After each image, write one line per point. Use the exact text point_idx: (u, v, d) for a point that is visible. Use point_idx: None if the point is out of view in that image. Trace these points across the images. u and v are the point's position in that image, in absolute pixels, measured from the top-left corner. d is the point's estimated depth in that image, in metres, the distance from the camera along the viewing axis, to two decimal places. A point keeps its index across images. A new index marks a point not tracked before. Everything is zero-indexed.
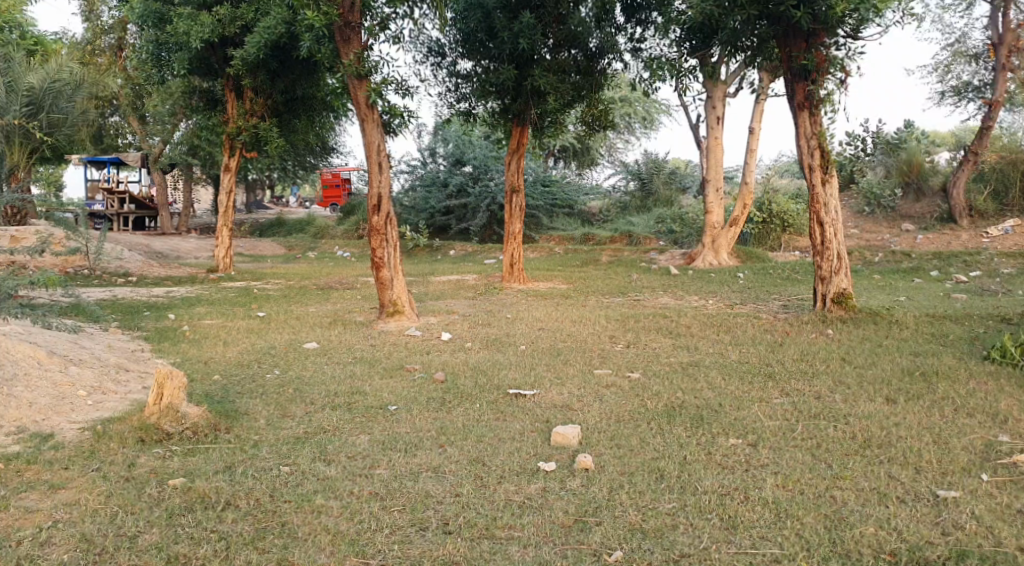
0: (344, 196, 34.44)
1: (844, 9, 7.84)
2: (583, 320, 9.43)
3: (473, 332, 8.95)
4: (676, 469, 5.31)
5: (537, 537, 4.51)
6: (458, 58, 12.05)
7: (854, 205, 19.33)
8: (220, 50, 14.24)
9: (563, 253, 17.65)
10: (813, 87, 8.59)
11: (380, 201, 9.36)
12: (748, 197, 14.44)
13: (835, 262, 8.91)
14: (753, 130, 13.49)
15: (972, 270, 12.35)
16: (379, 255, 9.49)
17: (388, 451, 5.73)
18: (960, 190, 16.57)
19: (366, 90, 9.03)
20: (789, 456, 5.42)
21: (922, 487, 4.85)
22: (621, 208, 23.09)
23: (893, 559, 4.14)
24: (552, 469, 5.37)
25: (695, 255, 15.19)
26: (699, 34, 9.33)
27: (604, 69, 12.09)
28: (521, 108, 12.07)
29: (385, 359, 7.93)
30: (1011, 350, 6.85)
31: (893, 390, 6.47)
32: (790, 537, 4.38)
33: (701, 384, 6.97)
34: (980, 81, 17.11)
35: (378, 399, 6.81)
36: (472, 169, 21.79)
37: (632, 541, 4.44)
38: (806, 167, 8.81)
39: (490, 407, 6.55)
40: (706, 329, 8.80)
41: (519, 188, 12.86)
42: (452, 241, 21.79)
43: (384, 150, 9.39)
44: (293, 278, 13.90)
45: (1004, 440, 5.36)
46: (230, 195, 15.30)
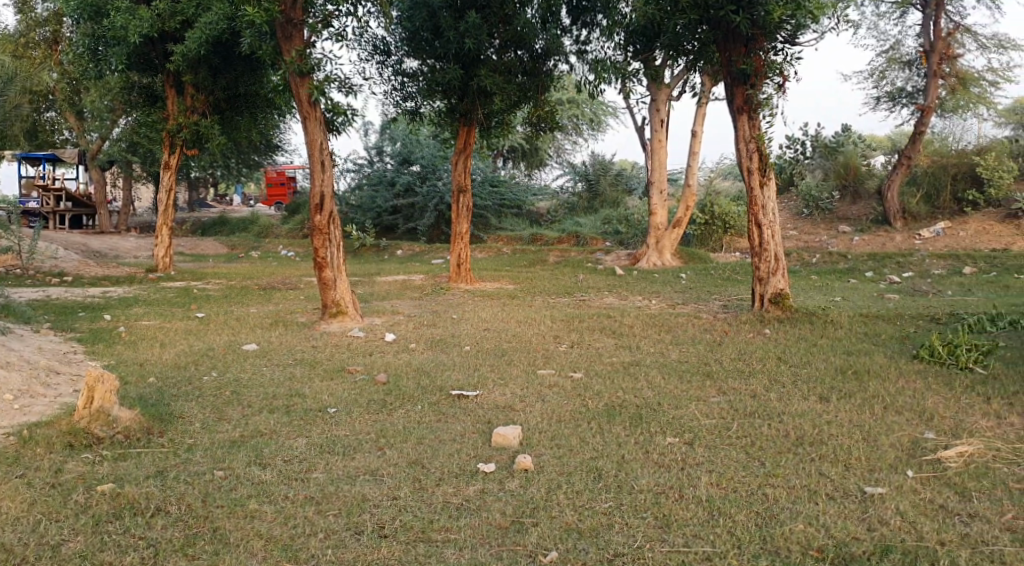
0: (289, 195, 34.04)
1: (781, 14, 8.01)
2: (528, 320, 9.46)
3: (417, 333, 8.91)
4: (613, 469, 5.35)
5: (473, 539, 4.50)
6: (404, 57, 11.92)
7: (794, 207, 19.75)
8: (160, 45, 13.92)
9: (511, 253, 17.69)
10: (751, 91, 8.69)
11: (322, 200, 9.25)
12: (691, 199, 14.65)
13: (773, 263, 9.08)
14: (697, 132, 13.67)
15: (905, 270, 12.74)
16: (322, 254, 9.38)
17: (325, 454, 5.67)
18: (894, 193, 17.05)
19: (308, 87, 8.90)
20: (724, 454, 5.51)
21: (850, 484, 4.96)
22: (568, 208, 23.21)
23: (820, 556, 4.22)
24: (490, 470, 5.36)
25: (640, 255, 15.35)
26: (642, 37, 9.44)
27: (550, 70, 12.10)
28: (467, 108, 12.06)
29: (327, 360, 7.83)
30: (939, 350, 7.07)
31: (825, 389, 6.62)
32: (722, 536, 4.44)
33: (642, 383, 7.04)
34: (913, 87, 17.63)
35: (316, 401, 6.72)
36: (420, 169, 21.71)
37: (567, 541, 4.46)
38: (746, 170, 8.95)
39: (432, 409, 6.51)
40: (647, 329, 8.89)
41: (466, 188, 12.85)
42: (400, 241, 21.62)
43: (327, 148, 9.27)
44: (235, 278, 13.66)
45: (929, 437, 5.52)
46: (171, 193, 14.97)
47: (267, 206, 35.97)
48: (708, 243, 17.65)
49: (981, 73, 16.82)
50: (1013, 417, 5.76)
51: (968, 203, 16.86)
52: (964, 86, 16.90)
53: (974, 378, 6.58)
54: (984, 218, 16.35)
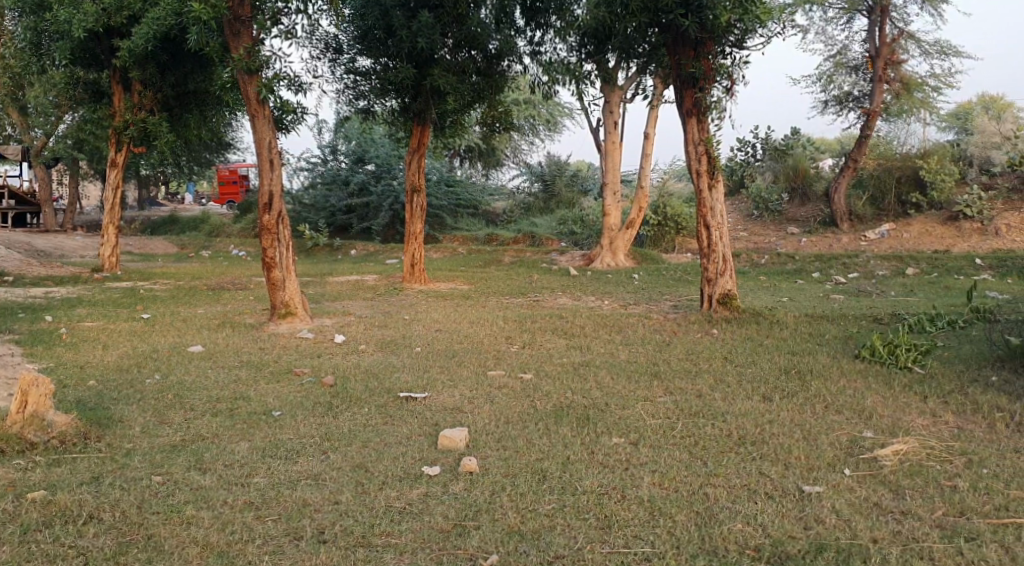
0: (241, 193, 33.65)
1: (728, 18, 8.08)
2: (480, 321, 9.44)
3: (368, 334, 8.84)
4: (558, 470, 5.36)
5: (414, 543, 4.46)
6: (356, 55, 11.76)
7: (744, 209, 20.02)
8: (106, 40, 13.64)
9: (466, 253, 17.67)
10: (700, 95, 8.78)
11: (270, 199, 9.14)
12: (644, 200, 14.75)
13: (721, 264, 9.18)
14: (649, 134, 13.76)
15: (851, 271, 12.99)
16: (271, 254, 9.27)
17: (268, 458, 5.59)
18: (841, 195, 17.41)
19: (256, 85, 8.77)
20: (668, 454, 5.56)
21: (789, 483, 5.04)
22: (524, 209, 23.27)
23: (756, 555, 4.27)
24: (435, 473, 5.32)
25: (594, 255, 15.44)
26: (594, 39, 9.47)
27: (504, 70, 12.08)
28: (421, 108, 12.01)
29: (273, 362, 7.74)
30: (880, 350, 7.21)
31: (769, 389, 6.71)
32: (662, 536, 4.48)
33: (590, 384, 7.07)
34: (859, 92, 17.96)
35: (261, 404, 6.62)
36: (375, 168, 21.61)
37: (508, 544, 4.45)
38: (694, 172, 9.04)
39: (378, 412, 6.45)
40: (598, 329, 8.93)
41: (420, 187, 12.79)
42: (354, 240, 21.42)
43: (276, 146, 9.15)
44: (184, 278, 13.40)
45: (867, 436, 5.63)
46: (117, 191, 14.67)
47: (218, 205, 35.35)
48: (661, 244, 17.81)
49: (924, 78, 17.24)
50: (947, 415, 5.90)
51: (913, 205, 17.25)
52: (908, 92, 17.32)
53: (912, 378, 6.72)
54: (927, 220, 16.74)
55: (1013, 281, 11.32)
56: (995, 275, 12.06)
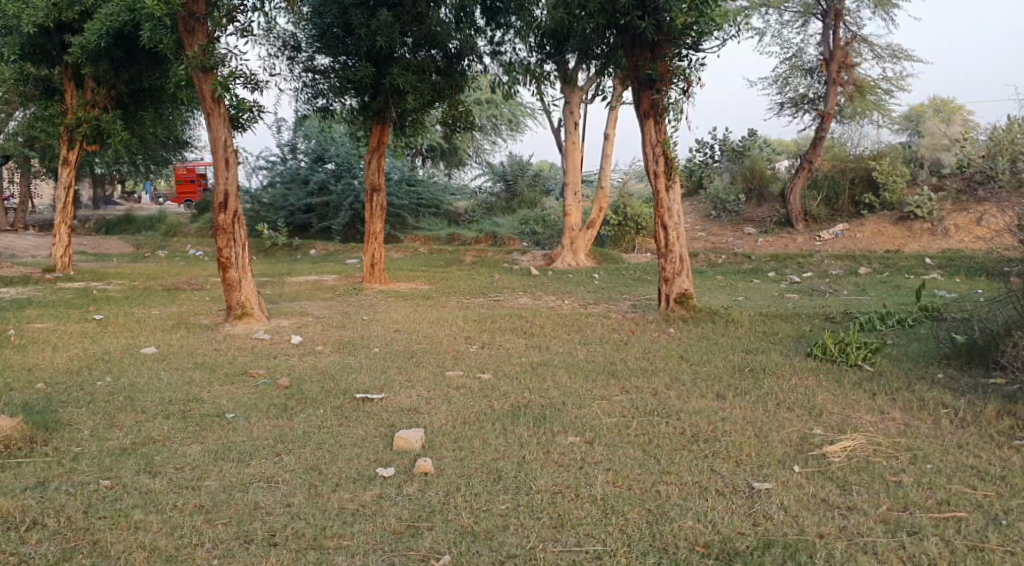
0: (199, 191, 33.25)
1: (684, 20, 8.16)
2: (440, 322, 9.41)
3: (325, 335, 8.77)
4: (513, 470, 5.37)
5: (367, 545, 4.44)
6: (315, 53, 11.63)
7: (703, 209, 20.23)
8: (57, 36, 13.37)
9: (428, 253, 17.60)
10: (657, 96, 8.85)
11: (226, 198, 9.02)
12: (604, 201, 14.83)
13: (678, 264, 9.28)
14: (609, 135, 13.82)
15: (805, 270, 13.20)
16: (226, 254, 9.15)
17: (220, 461, 5.52)
18: (796, 196, 17.75)
19: (211, 83, 8.65)
20: (622, 452, 5.61)
21: (740, 480, 5.11)
22: (486, 208, 23.24)
23: (706, 551, 4.32)
24: (389, 474, 5.30)
25: (555, 256, 15.46)
26: (553, 39, 9.49)
27: (464, 70, 12.07)
28: (380, 107, 11.96)
29: (228, 364, 7.64)
30: (831, 347, 7.34)
31: (723, 386, 6.81)
32: (614, 534, 4.51)
33: (548, 384, 7.09)
34: (814, 94, 18.26)
35: (215, 406, 6.55)
36: (334, 167, 21.44)
37: (461, 545, 4.44)
38: (652, 173, 9.12)
39: (333, 414, 6.38)
40: (558, 329, 8.96)
41: (380, 187, 12.73)
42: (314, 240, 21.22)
43: (231, 145, 9.03)
44: (140, 278, 13.19)
45: (817, 433, 5.72)
46: (70, 189, 14.39)
47: (178, 203, 34.76)
48: (622, 244, 17.92)
49: (876, 81, 17.57)
50: (894, 412, 6.02)
51: (865, 206, 17.61)
52: (862, 94, 17.64)
53: (862, 375, 6.85)
54: (880, 220, 17.07)
55: (961, 281, 11.60)
56: (943, 275, 12.34)
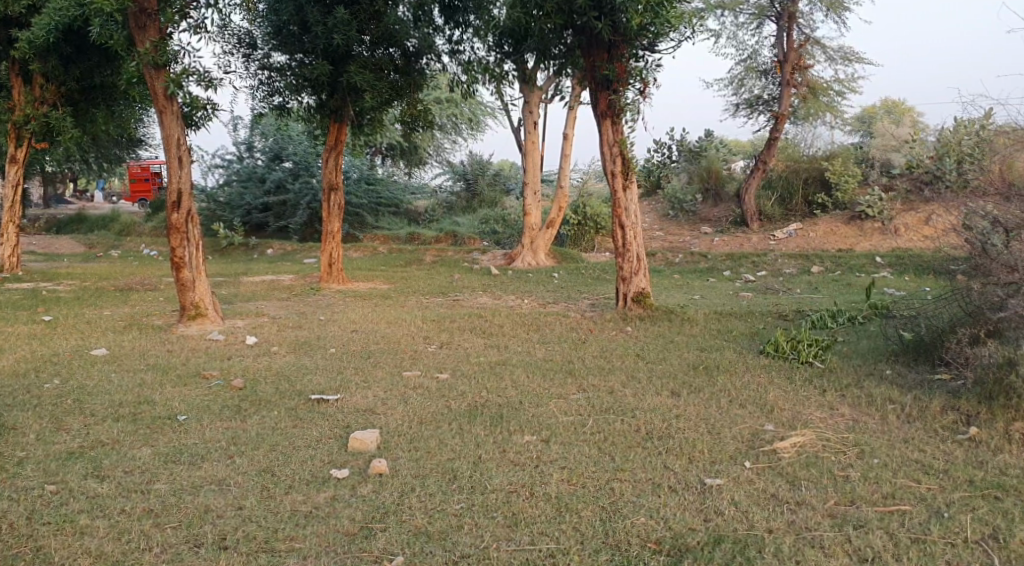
0: (154, 190, 32.72)
1: (640, 21, 8.23)
2: (398, 322, 9.36)
3: (281, 335, 8.67)
4: (469, 470, 5.37)
5: (319, 547, 4.41)
6: (271, 50, 11.48)
7: (661, 209, 20.42)
8: (3, 30, 13.13)
9: (387, 253, 17.48)
10: (614, 96, 8.92)
11: (179, 197, 8.87)
12: (564, 200, 14.88)
13: (635, 263, 9.37)
14: (568, 135, 13.87)
15: (760, 269, 13.40)
16: (179, 253, 9.01)
17: (171, 463, 5.43)
18: (751, 196, 18.01)
19: (164, 80, 8.49)
20: (577, 450, 5.65)
21: (692, 476, 5.18)
22: (447, 208, 23.17)
23: (657, 547, 4.37)
24: (343, 476, 5.26)
25: (515, 255, 15.47)
26: (511, 39, 9.51)
27: (422, 69, 12.02)
28: (338, 105, 11.87)
29: (181, 365, 7.52)
30: (782, 345, 7.46)
31: (678, 384, 6.89)
32: (567, 532, 4.53)
33: (505, 383, 7.09)
34: (769, 96, 18.54)
35: (166, 408, 6.45)
36: (292, 165, 21.20)
37: (414, 545, 4.43)
38: (609, 173, 9.18)
39: (287, 415, 6.32)
40: (516, 329, 8.97)
41: (337, 185, 12.62)
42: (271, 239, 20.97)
43: (185, 143, 8.87)
44: (91, 279, 12.92)
45: (768, 429, 5.82)
46: (17, 188, 14.05)
47: (131, 202, 34.12)
48: (582, 243, 18.01)
49: (828, 82, 17.86)
50: (844, 408, 6.14)
51: (819, 206, 17.96)
52: (815, 96, 17.92)
53: (812, 372, 6.98)
54: (832, 219, 17.40)
55: (910, 279, 11.86)
56: (893, 273, 12.62)
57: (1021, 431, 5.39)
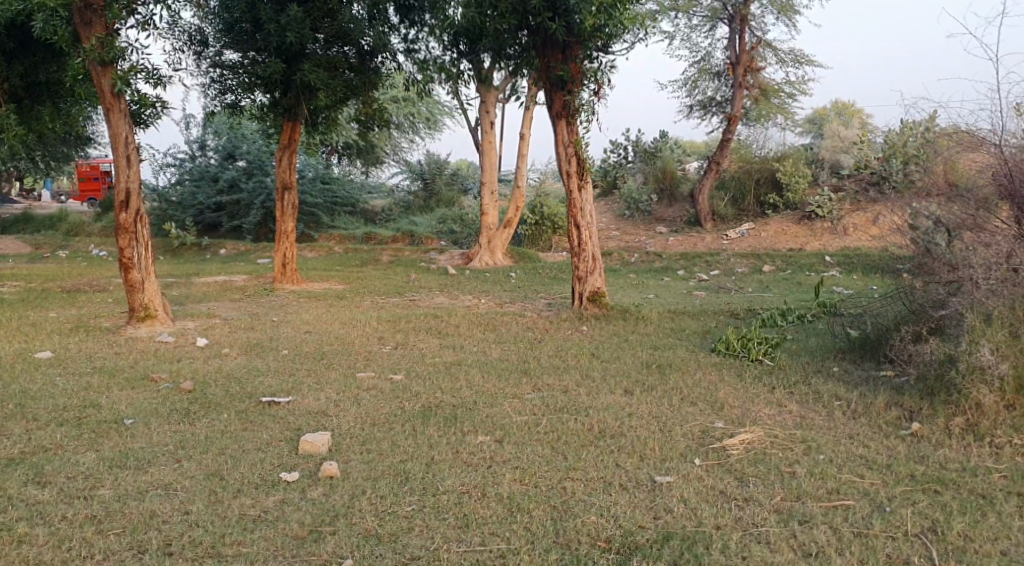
0: (103, 190, 32.06)
1: (594, 22, 8.29)
2: (353, 322, 9.29)
3: (233, 337, 8.55)
4: (421, 471, 5.35)
5: (267, 551, 4.36)
6: (223, 48, 11.32)
7: (617, 208, 20.57)
8: None
9: (343, 253, 17.32)
10: (569, 97, 8.97)
11: (128, 197, 8.70)
12: (521, 200, 14.91)
13: (591, 263, 9.43)
14: (525, 135, 13.90)
15: (713, 269, 13.59)
16: (128, 254, 8.83)
17: (116, 468, 5.32)
18: (704, 196, 18.27)
19: (110, 77, 8.31)
20: (530, 450, 5.66)
21: (643, 474, 5.23)
22: (404, 207, 23.08)
23: (607, 546, 4.40)
24: (293, 479, 5.21)
25: (472, 255, 15.45)
26: (467, 39, 9.51)
27: (377, 68, 11.93)
28: (291, 103, 11.74)
29: (129, 368, 7.37)
30: (733, 343, 7.58)
31: (631, 382, 6.95)
32: (518, 532, 4.54)
33: (460, 383, 7.09)
34: (722, 97, 18.82)
35: (113, 412, 6.31)
36: (246, 164, 20.91)
37: (364, 548, 4.40)
38: (565, 173, 9.23)
39: (237, 418, 6.23)
40: (473, 329, 8.95)
41: (291, 185, 12.49)
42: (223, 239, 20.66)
43: (133, 141, 8.68)
44: (37, 280, 12.61)
45: (718, 426, 5.90)
46: None
47: (79, 202, 33.40)
48: (539, 243, 18.07)
49: (779, 84, 18.11)
50: (792, 405, 6.25)
51: (770, 206, 18.29)
52: (766, 97, 18.14)
53: (762, 370, 7.09)
54: (783, 219, 17.75)
55: (858, 278, 12.12)
56: (842, 272, 12.87)
57: (961, 426, 5.53)
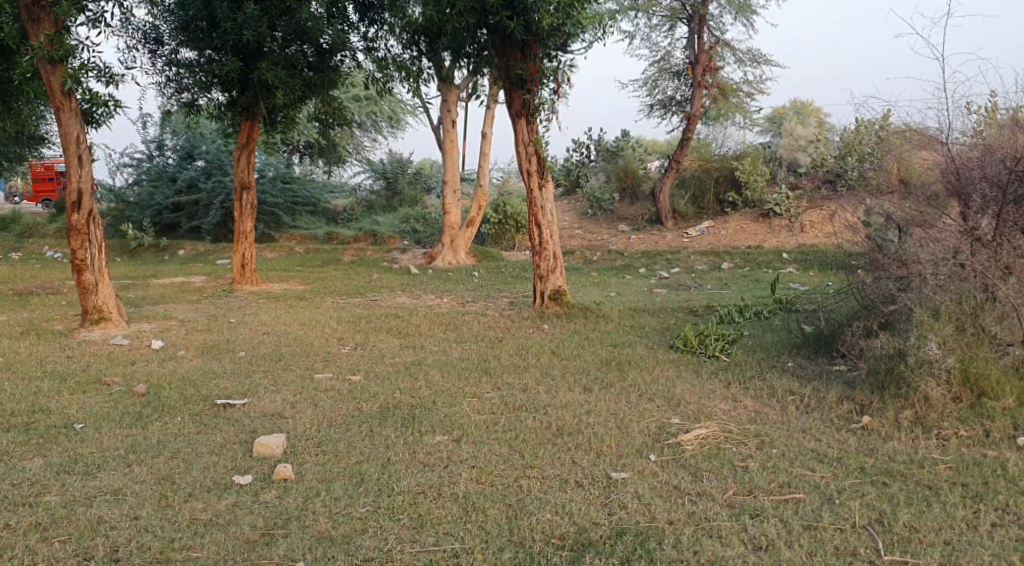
0: (58, 190, 31.43)
1: (551, 21, 8.32)
2: (312, 323, 9.21)
3: (189, 339, 8.44)
4: (376, 472, 5.32)
5: (216, 556, 4.30)
6: (179, 46, 11.17)
7: (580, 207, 20.63)
8: None
9: (304, 253, 17.18)
10: (528, 96, 9.00)
11: (80, 197, 8.54)
12: (483, 199, 14.91)
13: (552, 262, 9.47)
14: (486, 134, 13.89)
15: (673, 266, 13.71)
16: (80, 256, 8.67)
17: (64, 474, 5.22)
18: (665, 195, 18.42)
19: (60, 75, 8.13)
20: (488, 449, 5.65)
21: (599, 470, 5.25)
22: (366, 207, 22.98)
23: (561, 543, 4.42)
24: (246, 482, 5.15)
25: (434, 255, 15.40)
26: (426, 37, 9.48)
27: (336, 66, 11.84)
28: (249, 102, 11.62)
29: (80, 372, 7.23)
30: (691, 340, 7.65)
31: (590, 380, 6.99)
32: (472, 531, 4.54)
33: (420, 383, 7.06)
34: (682, 96, 18.99)
35: (63, 417, 6.19)
36: (205, 164, 20.65)
37: (316, 550, 4.37)
38: (525, 172, 9.25)
39: (192, 421, 6.15)
40: (434, 328, 8.92)
41: (250, 184, 12.36)
42: (182, 240, 20.36)
43: (85, 141, 8.53)
44: None
45: (675, 422, 5.95)
46: None
47: (33, 203, 32.69)
48: (502, 242, 18.07)
49: (737, 84, 18.35)
50: (747, 400, 6.33)
51: (729, 204, 18.50)
52: (725, 97, 18.37)
53: (718, 365, 7.18)
54: (742, 217, 18.00)
55: (814, 274, 12.30)
56: (799, 269, 13.05)
57: (909, 419, 5.63)
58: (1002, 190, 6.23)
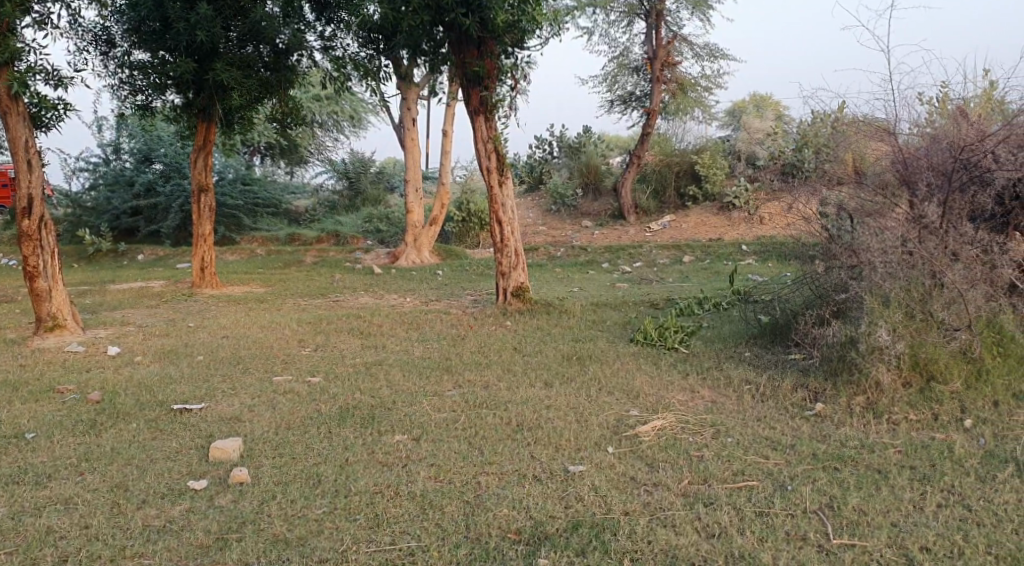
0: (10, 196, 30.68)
1: (504, 18, 8.34)
2: (273, 325, 9.14)
3: (147, 344, 8.34)
4: (333, 473, 5.29)
5: (168, 561, 4.26)
6: (131, 47, 10.99)
7: (544, 203, 20.67)
8: None
9: (266, 255, 17.05)
10: (485, 94, 9.02)
11: (30, 203, 8.40)
12: (446, 197, 14.89)
13: (513, 259, 9.49)
14: (448, 132, 13.88)
15: (636, 261, 13.80)
16: (32, 263, 8.53)
17: (12, 485, 5.13)
18: (628, 190, 18.52)
19: (6, 79, 7.97)
20: (447, 446, 5.64)
21: (556, 465, 5.27)
22: (329, 207, 22.85)
23: (517, 537, 4.42)
24: (201, 487, 5.10)
25: (398, 254, 15.35)
26: (381, 35, 9.45)
27: (293, 65, 11.76)
28: (205, 103, 11.54)
29: (33, 380, 7.10)
30: (652, 332, 7.70)
31: (550, 375, 7.02)
32: (428, 529, 4.53)
33: (379, 383, 7.03)
34: (641, 92, 19.12)
35: (12, 427, 6.07)
36: (162, 167, 20.40)
37: (270, 553, 4.34)
38: (485, 169, 9.26)
39: (146, 427, 6.07)
40: (396, 328, 8.90)
41: (208, 186, 12.24)
42: (142, 245, 20.09)
43: (34, 145, 8.37)
44: None
45: (632, 414, 5.99)
46: None
47: None
48: (467, 239, 18.06)
49: (696, 79, 18.49)
50: (704, 390, 6.40)
51: (691, 198, 18.67)
52: (683, 92, 18.53)
53: (677, 357, 7.24)
54: (703, 210, 18.16)
55: (772, 266, 12.44)
56: (758, 260, 13.19)
57: (861, 405, 5.74)
58: (947, 178, 6.49)
